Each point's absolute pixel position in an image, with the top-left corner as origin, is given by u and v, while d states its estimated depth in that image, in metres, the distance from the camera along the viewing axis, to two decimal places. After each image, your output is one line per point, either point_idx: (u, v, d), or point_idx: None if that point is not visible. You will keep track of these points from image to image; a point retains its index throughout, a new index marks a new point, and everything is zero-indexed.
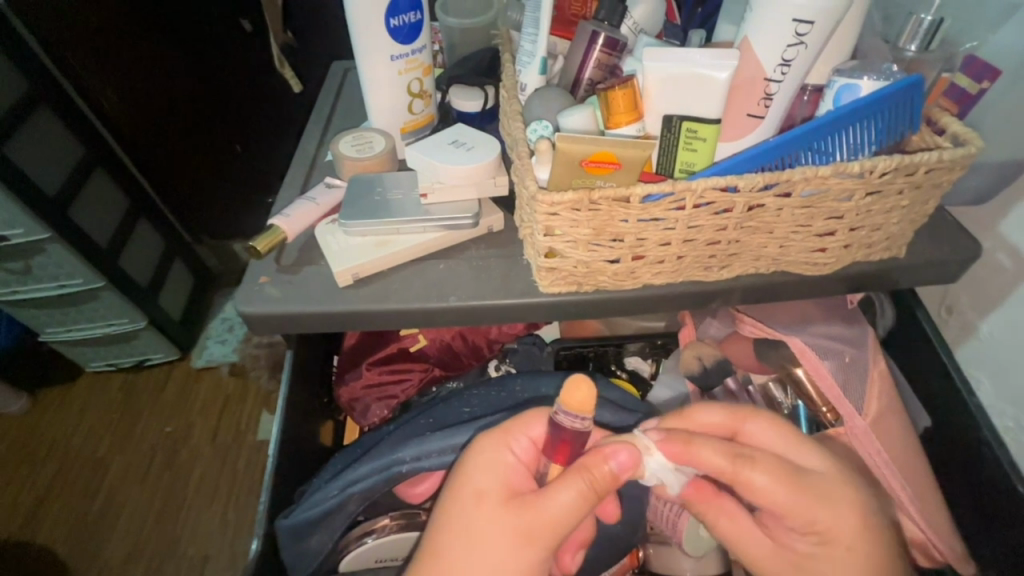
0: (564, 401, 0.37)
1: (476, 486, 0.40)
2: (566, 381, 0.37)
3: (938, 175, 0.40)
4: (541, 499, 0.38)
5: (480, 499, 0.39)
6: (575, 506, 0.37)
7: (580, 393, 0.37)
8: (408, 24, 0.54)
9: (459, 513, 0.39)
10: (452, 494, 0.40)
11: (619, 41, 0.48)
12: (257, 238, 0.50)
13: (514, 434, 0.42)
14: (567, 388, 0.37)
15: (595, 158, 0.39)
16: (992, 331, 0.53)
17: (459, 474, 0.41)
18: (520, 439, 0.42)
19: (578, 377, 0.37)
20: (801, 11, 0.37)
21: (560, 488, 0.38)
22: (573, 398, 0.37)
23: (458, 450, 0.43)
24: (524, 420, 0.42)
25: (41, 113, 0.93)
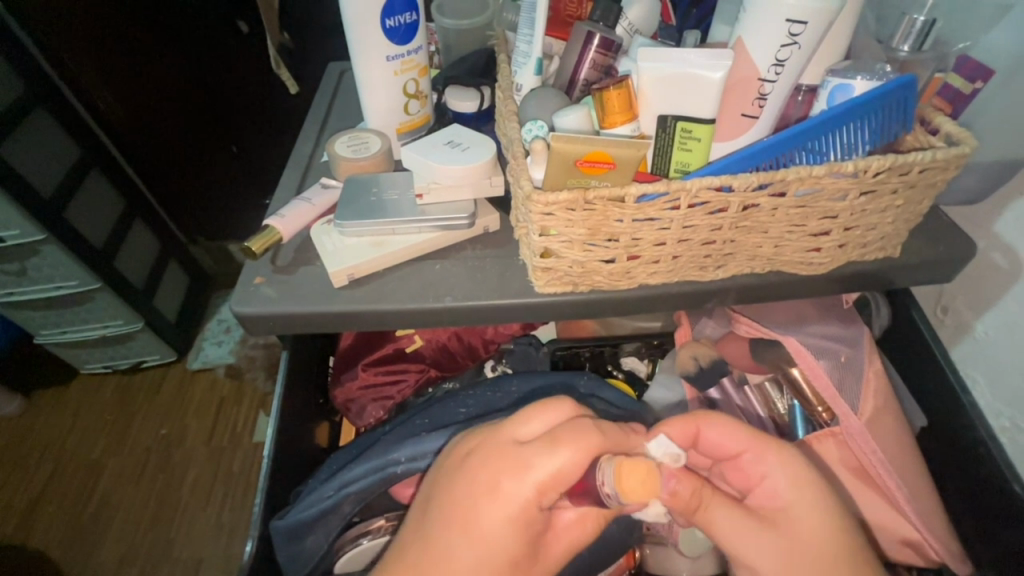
0: (623, 491, 0.34)
1: (508, 551, 0.35)
2: (635, 467, 0.34)
3: (932, 175, 0.40)
4: (559, 538, 0.38)
5: (513, 565, 0.35)
6: (583, 537, 0.39)
7: (638, 482, 0.34)
8: (404, 24, 0.54)
9: (481, 570, 0.34)
10: (472, 550, 0.35)
11: (614, 42, 0.49)
12: (252, 238, 0.50)
13: (548, 483, 0.35)
14: (628, 477, 0.34)
15: (590, 159, 0.39)
16: (986, 330, 0.53)
17: (483, 530, 0.35)
18: (552, 487, 0.35)
19: (644, 466, 0.35)
20: (794, 12, 0.37)
21: (578, 525, 0.38)
22: (632, 488, 0.34)
23: (480, 499, 0.35)
24: (561, 463, 0.35)
25: (36, 113, 0.92)
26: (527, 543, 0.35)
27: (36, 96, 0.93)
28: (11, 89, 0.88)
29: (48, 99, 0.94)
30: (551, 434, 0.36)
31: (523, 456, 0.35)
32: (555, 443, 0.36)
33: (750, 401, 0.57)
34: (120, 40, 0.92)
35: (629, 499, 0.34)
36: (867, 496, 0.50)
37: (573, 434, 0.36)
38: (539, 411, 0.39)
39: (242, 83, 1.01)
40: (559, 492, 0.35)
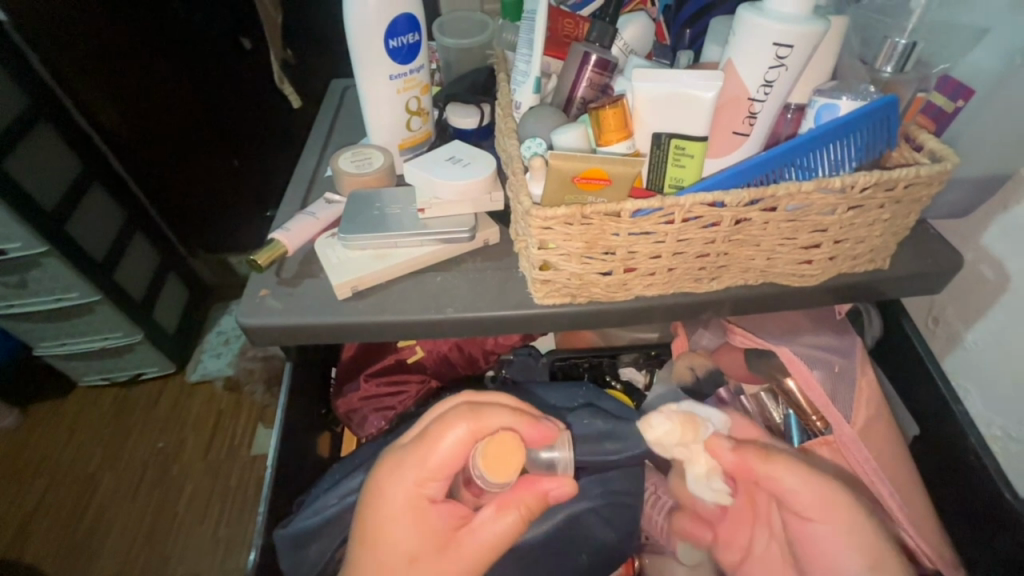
0: (488, 465, 0.38)
1: (405, 548, 0.39)
2: (494, 443, 0.38)
3: (917, 190, 0.42)
4: (478, 535, 0.39)
5: (413, 561, 0.38)
6: (509, 533, 0.39)
7: (499, 456, 0.38)
8: (406, 45, 0.56)
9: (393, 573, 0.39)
10: (379, 552, 0.39)
11: (610, 62, 0.50)
12: (257, 252, 0.52)
13: (425, 478, 0.39)
14: (490, 453, 0.38)
15: (586, 176, 0.40)
16: (977, 341, 0.54)
17: (383, 537, 0.39)
18: (432, 480, 0.39)
19: (500, 438, 0.38)
20: (781, 36, 0.38)
21: (498, 519, 0.39)
22: (496, 464, 0.38)
23: (376, 504, 0.40)
24: (436, 457, 0.39)
25: (41, 130, 0.95)
26: (426, 541, 0.39)
27: (40, 110, 0.94)
28: (16, 104, 0.90)
29: (54, 116, 0.97)
30: (424, 435, 0.39)
31: (404, 460, 0.39)
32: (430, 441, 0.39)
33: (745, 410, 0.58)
34: (124, 56, 0.94)
35: (499, 475, 0.38)
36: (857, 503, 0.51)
37: (442, 426, 0.39)
38: (433, 410, 0.43)
39: (244, 97, 1.03)
40: (439, 485, 0.39)
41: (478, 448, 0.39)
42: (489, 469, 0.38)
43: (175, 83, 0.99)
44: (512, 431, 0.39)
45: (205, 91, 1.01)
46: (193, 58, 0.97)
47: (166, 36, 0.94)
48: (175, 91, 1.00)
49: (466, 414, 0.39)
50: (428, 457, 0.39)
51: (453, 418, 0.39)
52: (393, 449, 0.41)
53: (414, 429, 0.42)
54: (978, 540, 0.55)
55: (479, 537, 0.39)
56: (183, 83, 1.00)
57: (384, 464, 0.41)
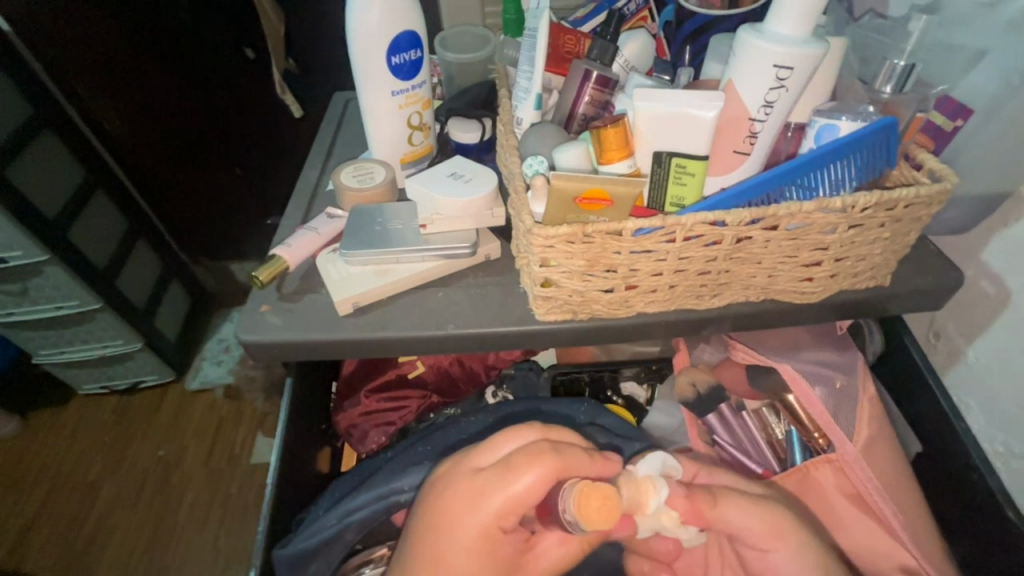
0: (584, 517, 0.35)
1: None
2: (593, 494, 0.35)
3: (917, 209, 0.42)
4: (539, 562, 0.39)
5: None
6: (569, 556, 0.40)
7: (598, 511, 0.35)
8: (409, 61, 0.56)
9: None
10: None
11: (610, 79, 0.51)
12: (258, 268, 0.52)
13: (508, 514, 0.36)
14: (591, 508, 0.35)
15: (588, 196, 0.41)
16: (978, 356, 0.54)
17: (447, 567, 0.37)
18: (510, 513, 0.37)
19: (599, 492, 0.35)
20: (781, 57, 0.39)
21: (561, 547, 0.40)
22: (593, 517, 0.35)
23: (445, 533, 0.37)
24: (517, 495, 0.36)
25: (44, 137, 0.95)
26: (493, 569, 0.37)
27: (43, 119, 0.95)
28: (20, 113, 0.91)
29: (57, 124, 0.97)
30: (510, 467, 0.36)
31: (488, 496, 0.36)
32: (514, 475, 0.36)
33: (748, 426, 0.57)
34: (128, 65, 0.95)
35: (599, 528, 0.35)
36: (860, 520, 0.51)
37: (528, 465, 0.36)
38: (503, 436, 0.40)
39: (248, 106, 1.04)
40: (517, 519, 0.37)
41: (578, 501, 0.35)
42: (583, 519, 0.35)
43: (178, 93, 1.00)
44: (614, 487, 0.36)
45: (210, 101, 1.02)
46: (197, 67, 0.98)
47: (170, 45, 0.95)
48: (178, 100, 1.01)
49: (556, 457, 0.36)
50: (509, 495, 0.36)
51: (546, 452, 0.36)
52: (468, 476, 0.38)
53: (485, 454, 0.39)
54: (983, 558, 0.55)
55: (536, 564, 0.39)
56: (186, 92, 1.00)
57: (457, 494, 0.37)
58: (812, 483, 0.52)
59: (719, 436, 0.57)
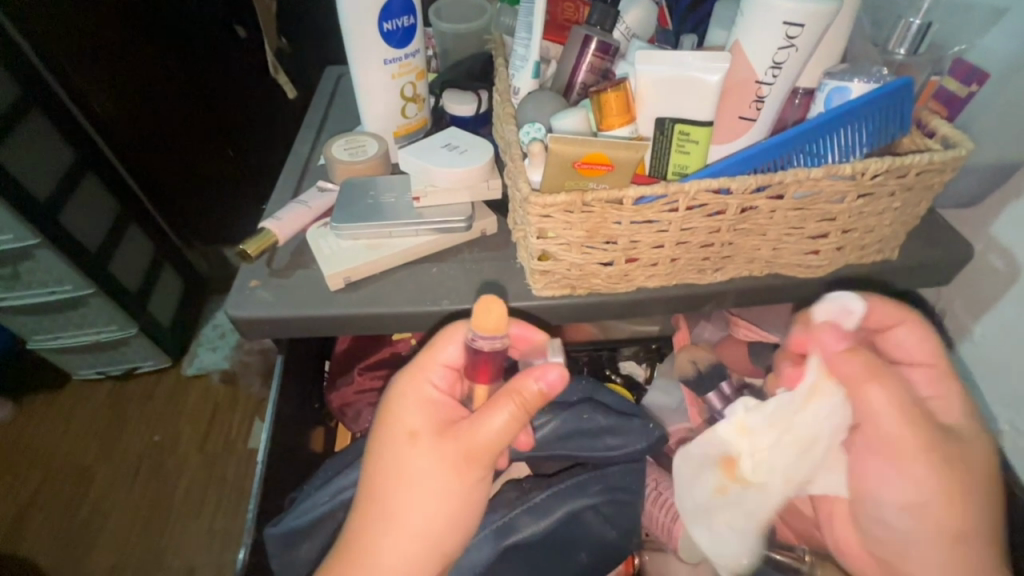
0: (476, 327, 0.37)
1: (406, 426, 0.40)
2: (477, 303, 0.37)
3: (929, 177, 0.40)
4: (471, 423, 0.39)
5: (413, 441, 0.39)
6: (507, 425, 0.38)
7: (488, 316, 0.37)
8: (401, 28, 0.54)
9: (392, 453, 0.40)
10: (388, 438, 0.41)
11: (612, 46, 0.49)
12: (247, 241, 0.50)
13: (429, 367, 0.42)
14: (478, 314, 0.37)
15: (588, 160, 0.39)
16: (984, 332, 0.53)
17: (389, 419, 0.41)
18: (439, 371, 0.42)
19: (484, 301, 0.37)
20: (791, 15, 0.37)
21: (491, 413, 0.38)
22: (485, 322, 0.37)
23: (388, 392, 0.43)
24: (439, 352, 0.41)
25: (32, 117, 0.92)
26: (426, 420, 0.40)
27: (30, 98, 0.92)
28: (5, 92, 0.88)
29: (45, 103, 0.94)
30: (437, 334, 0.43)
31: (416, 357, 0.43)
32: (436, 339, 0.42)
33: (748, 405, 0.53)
34: (115, 41, 0.92)
35: (488, 332, 0.37)
36: None
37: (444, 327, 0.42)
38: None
39: (240, 85, 1.01)
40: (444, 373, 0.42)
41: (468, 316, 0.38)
42: (478, 328, 0.37)
43: (167, 70, 0.97)
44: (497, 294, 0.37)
45: (200, 79, 0.99)
46: (186, 43, 0.94)
47: (158, 20, 0.91)
48: (167, 77, 0.98)
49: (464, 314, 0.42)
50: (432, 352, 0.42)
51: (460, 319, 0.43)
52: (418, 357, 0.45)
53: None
54: None
55: (467, 427, 0.39)
56: (175, 69, 0.97)
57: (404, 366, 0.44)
58: None
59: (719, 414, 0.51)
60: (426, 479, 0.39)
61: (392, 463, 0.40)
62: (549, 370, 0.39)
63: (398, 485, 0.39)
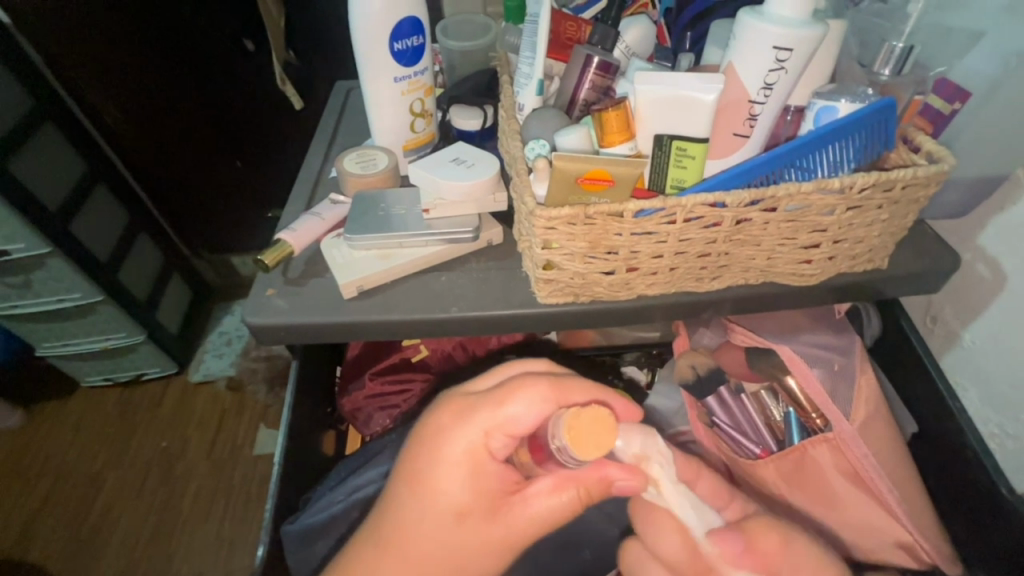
0: (574, 443, 0.35)
1: (456, 501, 0.37)
2: (589, 416, 0.35)
3: (915, 190, 0.42)
4: (531, 506, 0.37)
5: (462, 517, 0.37)
6: (561, 509, 0.38)
7: (591, 436, 0.35)
8: (411, 47, 0.56)
9: (429, 521, 0.37)
10: (422, 502, 0.37)
11: (612, 64, 0.51)
12: (265, 253, 0.52)
13: (491, 430, 0.37)
14: (583, 433, 0.35)
15: (590, 176, 0.41)
16: (974, 339, 0.55)
17: (430, 481, 0.37)
18: (498, 435, 0.37)
19: (596, 416, 0.35)
20: (780, 39, 0.39)
21: (552, 495, 0.37)
22: (586, 443, 0.35)
23: (429, 447, 0.38)
24: (505, 414, 0.37)
25: (47, 129, 0.96)
26: (478, 496, 0.37)
27: (45, 112, 0.95)
28: (20, 107, 0.91)
29: (58, 116, 0.98)
30: (502, 389, 0.38)
31: (472, 410, 0.38)
32: (505, 397, 0.37)
33: (747, 407, 0.57)
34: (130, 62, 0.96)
35: (584, 454, 0.35)
36: (857, 499, 0.52)
37: (521, 391, 0.37)
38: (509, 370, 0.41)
39: (246, 97, 1.04)
40: (505, 443, 0.37)
41: (568, 420, 0.35)
42: (577, 444, 0.35)
43: (176, 88, 1.01)
44: (607, 409, 0.35)
45: (209, 95, 1.03)
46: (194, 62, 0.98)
47: (167, 35, 0.95)
48: (178, 94, 1.02)
49: (550, 383, 0.37)
50: (495, 413, 0.37)
51: (535, 379, 0.38)
52: (459, 394, 0.39)
53: (485, 384, 0.40)
54: (977, 536, 0.56)
55: (520, 510, 0.37)
56: (183, 83, 1.01)
57: (447, 409, 0.38)
58: (810, 462, 0.53)
59: (717, 418, 0.57)
60: (462, 554, 0.37)
61: (426, 532, 0.37)
62: (624, 478, 0.38)
63: (425, 551, 0.37)
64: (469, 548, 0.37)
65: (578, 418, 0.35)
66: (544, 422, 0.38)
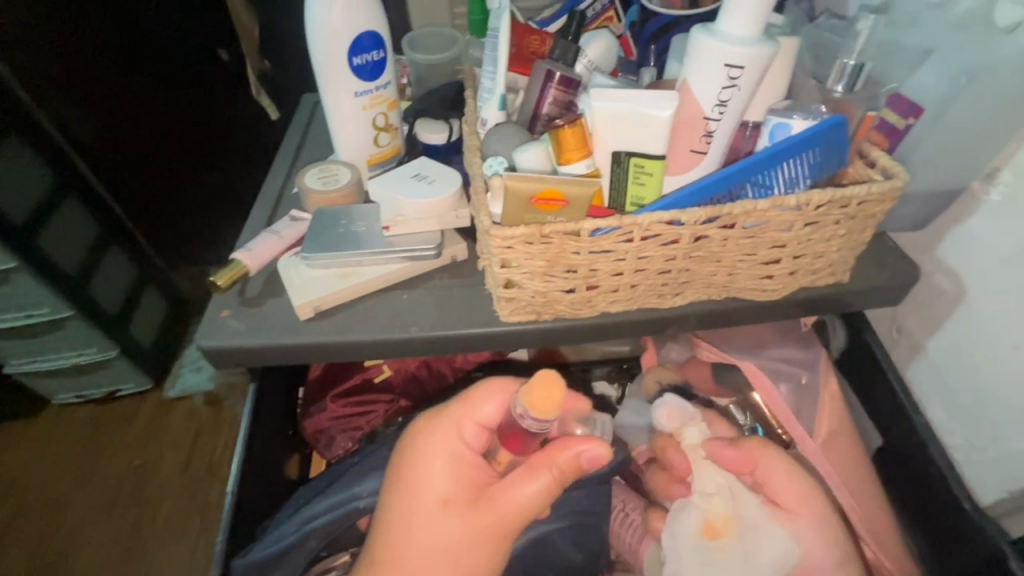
0: (532, 405, 0.38)
1: (440, 491, 0.40)
2: (538, 382, 0.37)
3: (870, 207, 0.42)
4: (508, 492, 0.39)
5: (446, 506, 0.39)
6: (539, 493, 0.39)
7: (545, 398, 0.37)
8: (371, 62, 0.55)
9: (417, 514, 0.39)
10: (409, 500, 0.40)
11: (573, 79, 0.51)
12: (217, 273, 0.51)
13: (464, 424, 0.42)
14: (536, 393, 0.37)
15: (544, 196, 0.40)
16: (937, 350, 0.55)
17: (413, 477, 0.41)
18: (472, 428, 0.42)
19: (542, 378, 0.38)
20: (732, 57, 0.39)
21: (528, 478, 0.40)
22: (539, 404, 0.37)
23: (409, 448, 0.42)
24: (474, 408, 0.42)
25: (11, 140, 0.89)
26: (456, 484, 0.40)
27: (10, 123, 0.88)
28: None
29: (23, 125, 0.91)
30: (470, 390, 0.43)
31: (448, 410, 0.42)
32: (472, 395, 0.43)
33: None
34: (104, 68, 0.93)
35: (540, 415, 0.37)
36: None
37: (485, 387, 0.42)
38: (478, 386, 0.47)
39: (223, 108, 1.05)
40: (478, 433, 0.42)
41: (522, 390, 0.38)
42: (532, 407, 0.38)
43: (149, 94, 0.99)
44: (556, 372, 0.38)
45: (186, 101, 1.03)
46: (168, 68, 0.98)
47: (139, 49, 0.94)
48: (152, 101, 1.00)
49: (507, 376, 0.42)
50: (465, 407, 0.42)
51: (493, 377, 0.42)
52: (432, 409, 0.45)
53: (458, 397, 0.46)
54: (940, 547, 0.56)
55: (499, 494, 0.40)
56: (158, 97, 1.00)
57: (424, 416, 0.44)
58: None
59: None
60: (455, 548, 0.39)
61: (419, 526, 0.39)
62: (594, 448, 0.40)
63: (415, 550, 0.39)
64: (457, 542, 0.39)
65: (529, 387, 0.38)
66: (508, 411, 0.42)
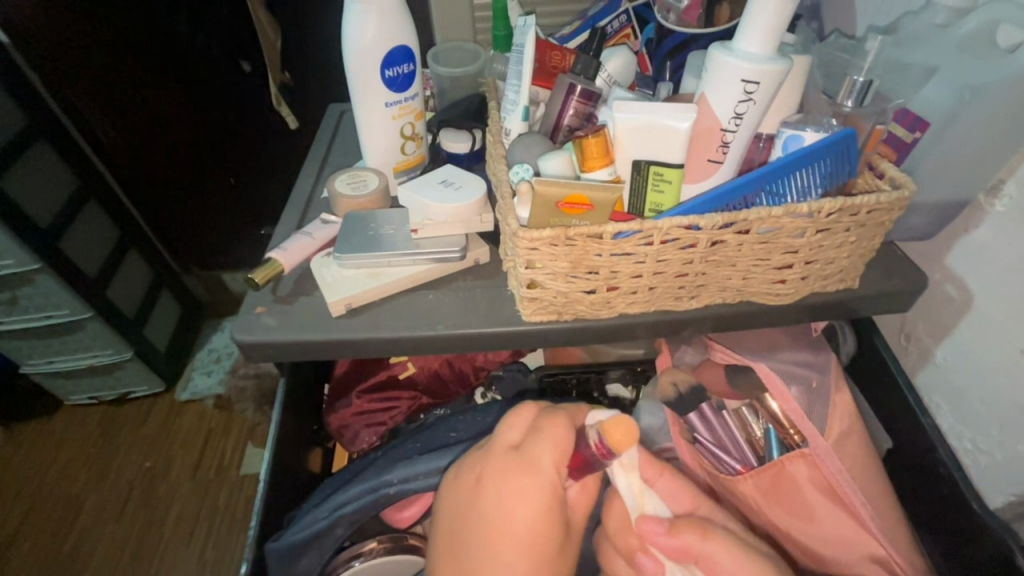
0: (613, 444, 0.41)
1: (540, 542, 0.39)
2: (620, 426, 0.42)
3: (880, 215, 0.45)
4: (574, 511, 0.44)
5: (543, 556, 0.40)
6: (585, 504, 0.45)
7: (624, 436, 0.42)
8: (402, 74, 0.59)
9: (517, 567, 0.39)
10: (504, 553, 0.39)
11: (594, 92, 0.53)
12: (255, 270, 0.54)
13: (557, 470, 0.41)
14: (617, 429, 0.42)
15: (570, 201, 0.43)
16: (945, 356, 0.57)
17: (508, 535, 0.39)
18: (562, 470, 0.42)
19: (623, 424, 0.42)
20: (748, 73, 0.41)
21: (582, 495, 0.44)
22: (618, 438, 0.42)
23: (493, 504, 0.40)
24: (557, 455, 0.41)
25: (39, 145, 0.96)
26: (546, 538, 0.40)
27: (38, 129, 0.96)
28: (14, 123, 0.92)
29: (49, 133, 0.98)
30: (545, 429, 0.42)
31: (534, 457, 0.41)
32: (549, 440, 0.42)
33: (728, 424, 0.59)
34: (123, 66, 0.96)
35: (618, 448, 0.42)
36: (834, 515, 0.52)
37: (561, 431, 0.42)
38: (522, 411, 0.45)
39: (238, 113, 1.05)
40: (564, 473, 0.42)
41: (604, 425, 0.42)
42: (610, 441, 0.42)
43: (168, 93, 1.00)
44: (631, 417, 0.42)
45: (203, 99, 1.02)
46: (189, 69, 0.99)
47: (161, 64, 0.97)
48: (169, 100, 1.01)
49: (569, 414, 0.44)
50: (553, 453, 0.41)
51: (563, 418, 0.43)
52: (504, 452, 0.42)
53: (514, 431, 0.44)
54: (951, 551, 0.57)
55: (570, 521, 0.43)
56: (181, 105, 1.02)
57: (504, 459, 0.41)
58: (787, 476, 0.54)
59: (699, 434, 0.58)
60: None
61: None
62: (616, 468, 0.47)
63: None
64: None
65: (612, 426, 0.42)
66: (576, 442, 0.43)
